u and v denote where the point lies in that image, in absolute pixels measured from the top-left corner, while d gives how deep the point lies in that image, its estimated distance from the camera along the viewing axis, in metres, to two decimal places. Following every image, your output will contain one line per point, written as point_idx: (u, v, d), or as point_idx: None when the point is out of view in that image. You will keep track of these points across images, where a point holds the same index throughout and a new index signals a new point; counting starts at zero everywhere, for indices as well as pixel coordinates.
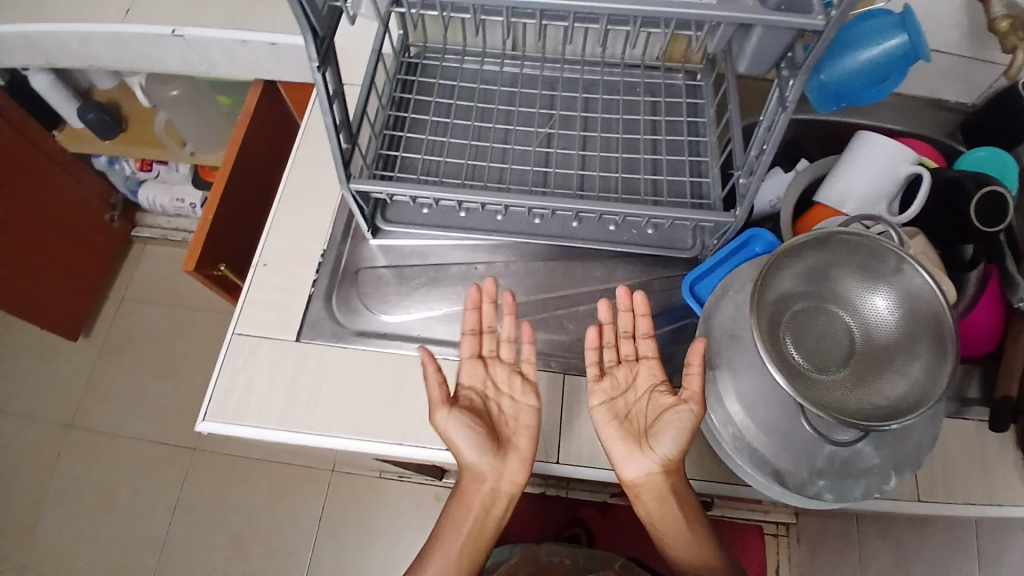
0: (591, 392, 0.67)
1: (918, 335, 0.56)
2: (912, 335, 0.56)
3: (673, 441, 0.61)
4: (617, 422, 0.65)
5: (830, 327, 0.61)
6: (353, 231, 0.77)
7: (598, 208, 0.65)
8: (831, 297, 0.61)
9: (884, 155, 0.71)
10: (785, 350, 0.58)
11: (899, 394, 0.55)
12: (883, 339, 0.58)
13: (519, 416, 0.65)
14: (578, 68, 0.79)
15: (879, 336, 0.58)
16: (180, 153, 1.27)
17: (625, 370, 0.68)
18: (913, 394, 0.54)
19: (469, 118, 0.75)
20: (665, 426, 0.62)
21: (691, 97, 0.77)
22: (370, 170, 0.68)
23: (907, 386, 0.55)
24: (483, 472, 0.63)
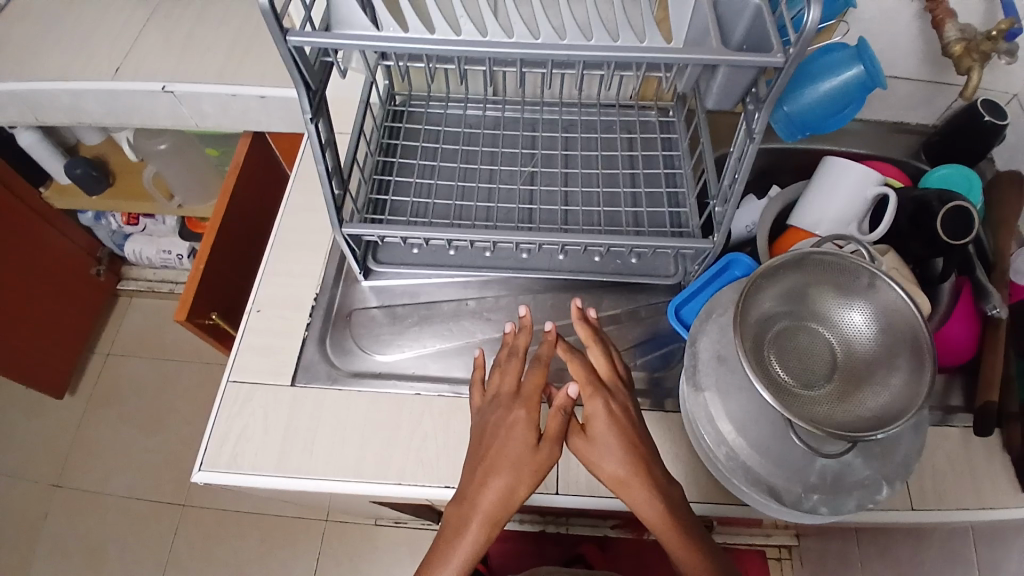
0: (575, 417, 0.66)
1: (896, 348, 0.58)
2: (891, 347, 0.59)
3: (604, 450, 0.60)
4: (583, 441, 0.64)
5: (813, 343, 0.63)
6: (345, 274, 0.78)
7: (583, 241, 0.67)
8: (812, 315, 0.63)
9: (850, 181, 0.74)
10: (773, 368, 0.60)
11: (883, 404, 0.56)
12: (864, 352, 0.60)
13: (534, 453, 0.59)
14: (556, 109, 0.83)
15: (858, 350, 0.61)
16: (168, 206, 1.28)
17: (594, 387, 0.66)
18: (896, 403, 0.55)
19: (455, 160, 0.78)
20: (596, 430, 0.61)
21: (665, 132, 0.81)
22: (361, 214, 0.70)
23: (889, 396, 0.56)
24: (487, 507, 0.57)
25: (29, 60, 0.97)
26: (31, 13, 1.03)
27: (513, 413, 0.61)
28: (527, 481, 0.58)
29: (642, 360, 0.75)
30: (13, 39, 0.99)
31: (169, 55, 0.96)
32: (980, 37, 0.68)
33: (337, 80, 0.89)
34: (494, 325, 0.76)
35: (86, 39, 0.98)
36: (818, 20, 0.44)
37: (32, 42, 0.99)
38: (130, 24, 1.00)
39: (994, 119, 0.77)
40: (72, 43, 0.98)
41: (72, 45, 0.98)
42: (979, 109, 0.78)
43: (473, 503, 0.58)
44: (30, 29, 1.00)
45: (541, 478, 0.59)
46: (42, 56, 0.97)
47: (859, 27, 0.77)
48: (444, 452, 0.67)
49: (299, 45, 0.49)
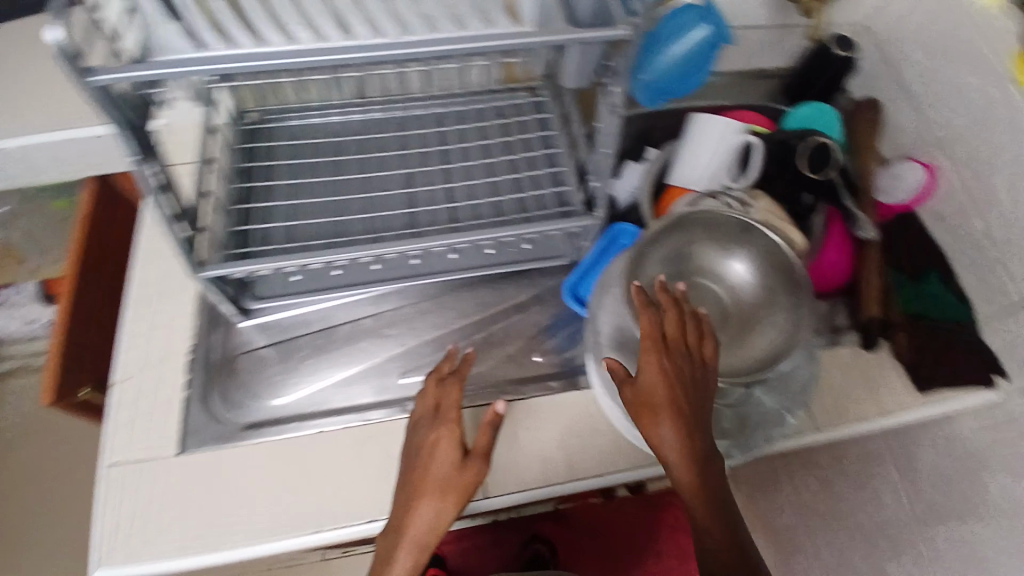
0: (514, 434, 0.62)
1: (775, 289, 0.61)
2: (771, 289, 0.61)
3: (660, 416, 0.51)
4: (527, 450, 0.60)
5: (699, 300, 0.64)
6: (217, 319, 0.72)
7: (470, 238, 0.66)
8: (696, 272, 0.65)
9: (716, 134, 0.77)
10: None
11: (770, 344, 0.59)
12: (747, 299, 0.62)
13: (459, 472, 0.57)
14: (424, 104, 0.79)
15: (742, 297, 0.62)
16: (20, 271, 1.11)
17: None
18: (781, 341, 0.58)
19: (322, 174, 0.73)
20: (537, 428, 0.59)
21: (538, 112, 0.79)
22: (225, 250, 0.65)
23: (775, 336, 0.59)
24: (416, 535, 0.55)
25: None
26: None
27: (434, 434, 0.59)
28: (453, 503, 0.56)
29: (552, 344, 0.74)
30: None
31: None
32: None
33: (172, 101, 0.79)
34: (396, 339, 0.72)
35: None
36: None
37: None
38: None
39: (844, 50, 0.81)
40: None
41: None
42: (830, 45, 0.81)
43: (401, 531, 0.55)
44: None
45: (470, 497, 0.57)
46: None
47: None
48: (364, 485, 0.63)
49: (105, 83, 0.43)
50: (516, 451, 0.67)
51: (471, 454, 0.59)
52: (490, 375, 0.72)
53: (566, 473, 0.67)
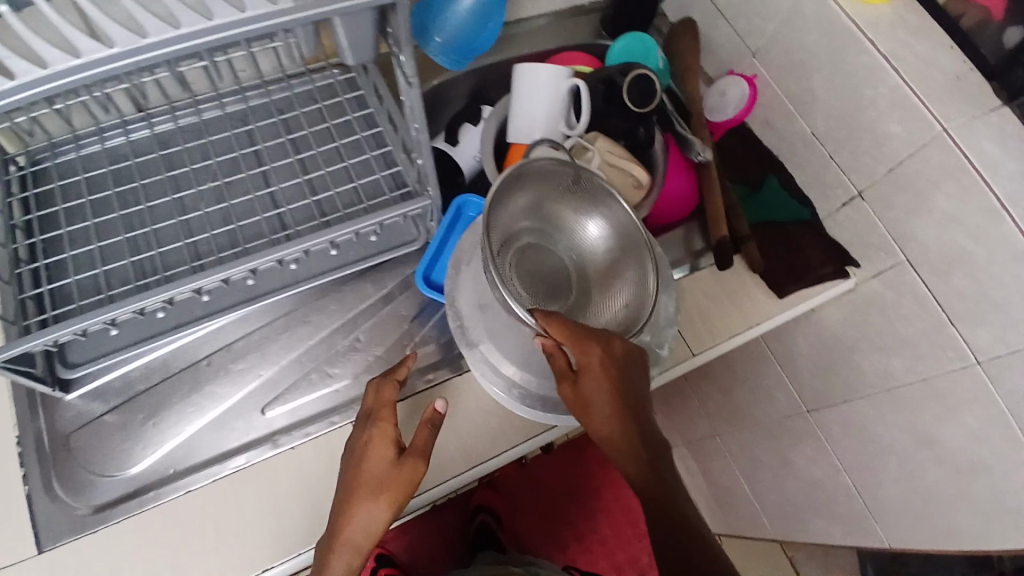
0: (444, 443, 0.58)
1: (625, 251, 0.60)
2: (620, 251, 0.61)
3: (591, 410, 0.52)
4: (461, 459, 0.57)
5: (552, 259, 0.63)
6: (42, 399, 0.62)
7: (299, 245, 0.59)
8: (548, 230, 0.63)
9: (542, 83, 0.72)
10: (529, 294, 0.59)
11: (619, 310, 0.59)
12: (595, 260, 0.62)
13: (396, 470, 0.55)
14: (217, 104, 0.70)
15: (592, 259, 0.62)
16: None
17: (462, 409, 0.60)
18: (631, 306, 0.58)
19: (114, 209, 0.64)
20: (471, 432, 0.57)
21: (350, 91, 0.72)
22: (23, 322, 0.56)
23: (624, 300, 0.59)
24: (349, 539, 0.54)
25: None
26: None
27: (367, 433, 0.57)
28: (386, 502, 0.54)
29: (423, 334, 0.71)
30: None
31: None
32: None
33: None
34: (251, 371, 0.66)
35: None
36: None
37: None
38: None
39: None
40: None
41: None
42: None
43: (333, 536, 0.54)
44: None
45: (409, 495, 0.55)
46: None
47: None
48: (251, 535, 0.59)
49: None
50: None
51: (409, 450, 0.57)
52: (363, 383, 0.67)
53: (463, 463, 0.64)
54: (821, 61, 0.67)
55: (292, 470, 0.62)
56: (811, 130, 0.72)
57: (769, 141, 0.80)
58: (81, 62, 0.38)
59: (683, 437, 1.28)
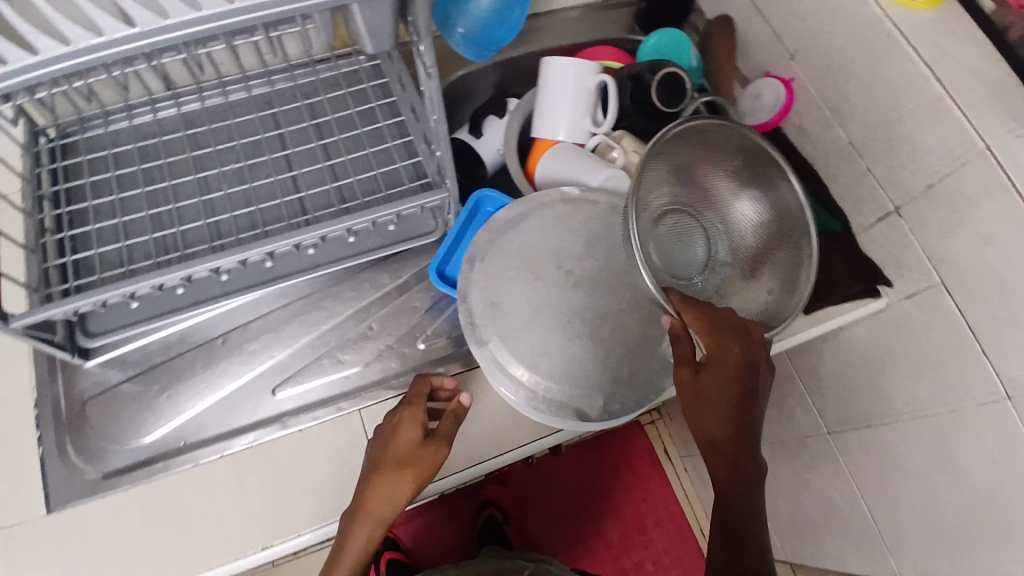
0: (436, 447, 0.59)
1: (785, 234, 0.62)
2: (777, 235, 0.62)
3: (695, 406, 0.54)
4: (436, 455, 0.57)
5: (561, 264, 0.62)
6: (63, 365, 0.64)
7: (316, 231, 0.59)
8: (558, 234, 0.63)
9: (570, 79, 0.70)
10: (648, 252, 0.57)
11: (762, 301, 0.61)
12: (751, 240, 0.63)
13: (420, 449, 0.57)
14: (243, 85, 0.70)
15: (748, 240, 0.63)
16: None
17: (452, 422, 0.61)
18: (775, 301, 0.61)
19: (140, 186, 0.65)
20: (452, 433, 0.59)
21: (375, 78, 0.72)
22: (42, 291, 0.57)
23: (771, 292, 0.61)
24: (372, 510, 0.55)
25: None
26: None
27: (397, 413, 0.59)
28: (410, 478, 0.56)
29: (435, 327, 0.70)
30: None
31: None
32: None
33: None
34: (264, 351, 0.67)
35: None
36: None
37: None
38: None
39: None
40: None
41: None
42: None
43: (356, 508, 0.55)
44: None
45: (429, 477, 0.56)
46: None
47: None
48: (255, 511, 0.59)
49: None
50: None
51: (433, 435, 0.58)
52: (372, 371, 0.67)
53: (467, 458, 0.64)
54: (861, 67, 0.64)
55: (297, 451, 0.62)
56: (847, 139, 0.69)
57: (802, 149, 0.77)
58: (102, 41, 0.38)
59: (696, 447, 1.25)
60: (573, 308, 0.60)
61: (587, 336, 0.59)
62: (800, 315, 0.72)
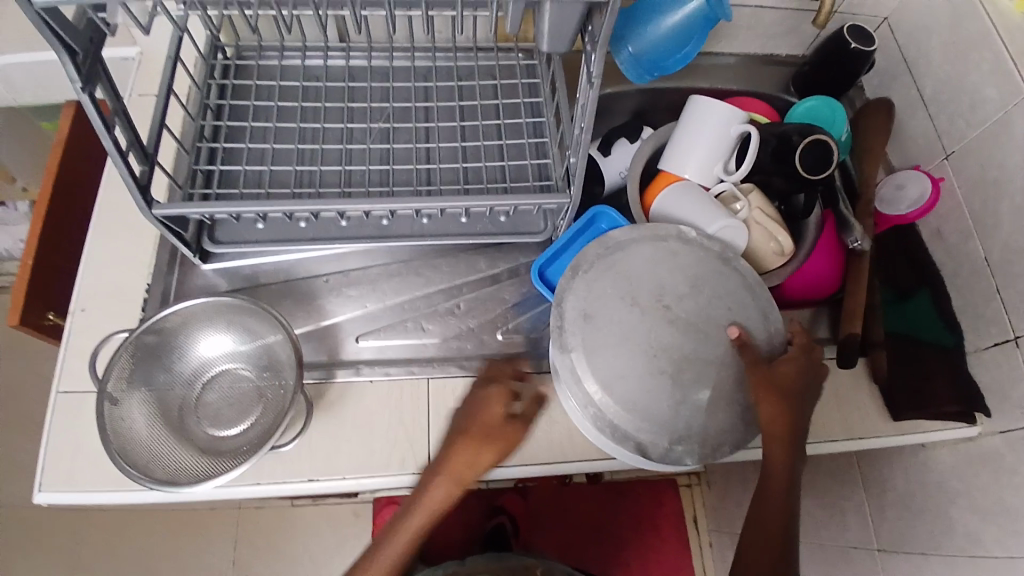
0: (766, 386, 0.58)
1: (239, 395, 0.63)
2: (242, 393, 0.63)
3: (788, 411, 0.58)
4: (756, 367, 0.59)
5: (661, 299, 0.61)
6: (181, 259, 0.70)
7: (440, 204, 0.63)
8: (664, 270, 0.63)
9: (715, 127, 0.71)
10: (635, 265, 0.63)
11: (264, 426, 0.60)
12: (250, 390, 0.63)
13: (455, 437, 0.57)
14: (408, 55, 0.75)
15: (248, 386, 0.63)
16: (14, 189, 1.19)
17: (794, 358, 0.60)
18: (266, 430, 0.59)
19: (294, 119, 0.70)
20: (791, 366, 0.60)
21: (528, 77, 0.74)
22: (187, 189, 0.63)
23: (272, 422, 0.60)
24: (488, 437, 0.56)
25: None
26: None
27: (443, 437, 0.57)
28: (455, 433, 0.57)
29: (517, 322, 0.71)
30: None
31: None
32: None
33: (113, 41, 0.74)
34: (358, 301, 0.70)
35: None
36: None
37: None
38: None
39: (860, 45, 0.76)
40: None
41: None
42: (847, 35, 0.76)
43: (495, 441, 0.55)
44: None
45: (508, 453, 0.56)
46: None
47: None
48: (311, 445, 0.63)
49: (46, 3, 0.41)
50: None
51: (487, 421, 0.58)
52: (448, 349, 0.69)
53: (514, 455, 0.64)
54: (1018, 190, 0.64)
55: (366, 398, 0.66)
56: (984, 257, 0.68)
57: (933, 251, 0.75)
58: None
59: (726, 527, 1.18)
60: (662, 345, 0.60)
61: (668, 373, 0.59)
62: (886, 419, 0.70)
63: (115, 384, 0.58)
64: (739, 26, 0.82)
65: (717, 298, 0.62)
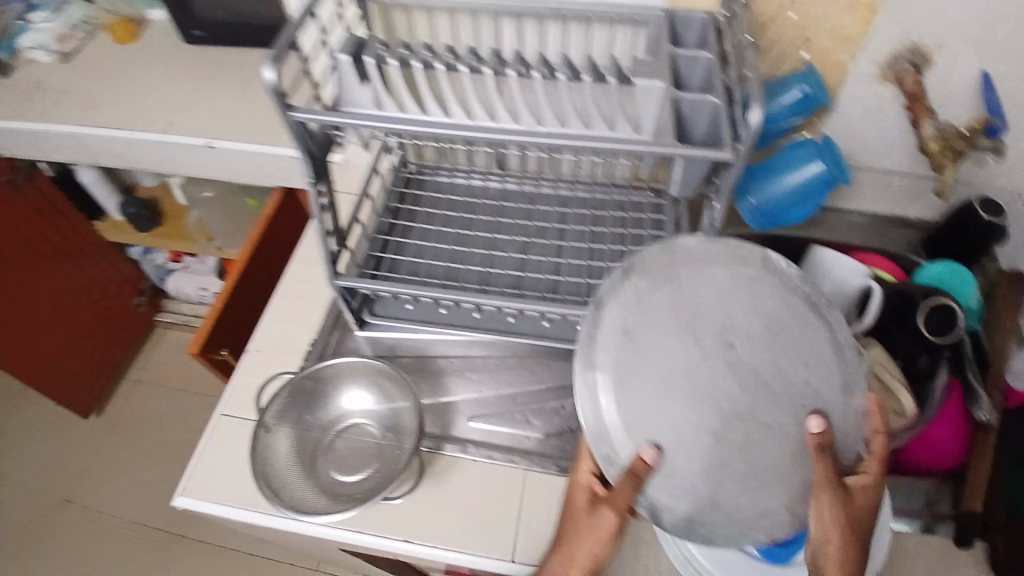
0: (836, 517, 0.49)
1: (365, 447, 0.71)
2: (367, 447, 0.71)
3: (849, 550, 0.50)
4: (837, 500, 0.49)
5: (726, 336, 0.53)
6: (340, 322, 0.82)
7: (561, 311, 0.71)
8: (737, 304, 0.54)
9: (835, 278, 0.75)
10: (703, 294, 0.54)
11: (379, 480, 0.67)
12: (374, 445, 0.71)
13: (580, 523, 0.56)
14: (554, 185, 0.88)
15: (374, 442, 0.72)
16: (208, 247, 1.39)
17: (866, 484, 0.51)
18: (380, 482, 0.66)
19: (453, 226, 0.84)
20: (864, 492, 0.51)
21: (655, 214, 0.84)
22: (360, 268, 0.77)
23: (386, 477, 0.67)
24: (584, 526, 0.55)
25: (87, 104, 1.06)
26: (95, 57, 1.14)
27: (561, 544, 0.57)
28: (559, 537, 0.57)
29: None
30: (75, 86, 1.09)
31: (218, 113, 1.02)
32: (953, 136, 0.70)
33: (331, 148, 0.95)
34: (475, 385, 0.78)
35: (148, 87, 1.07)
36: (761, 118, 0.47)
37: (95, 86, 1.08)
38: (191, 81, 1.07)
39: (992, 216, 0.78)
40: (124, 94, 1.06)
41: (134, 93, 1.06)
42: (976, 207, 0.79)
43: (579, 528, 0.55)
44: (91, 80, 1.09)
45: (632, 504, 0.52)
46: (96, 101, 1.06)
47: (845, 126, 0.80)
48: (412, 509, 0.70)
49: (301, 119, 0.56)
50: (557, 523, 0.68)
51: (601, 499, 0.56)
52: (548, 446, 0.74)
53: None
54: None
55: (468, 477, 0.72)
56: None
57: None
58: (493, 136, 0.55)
59: None
60: None
61: None
62: None
63: (273, 414, 0.70)
64: (864, 188, 0.88)
65: (793, 354, 0.53)
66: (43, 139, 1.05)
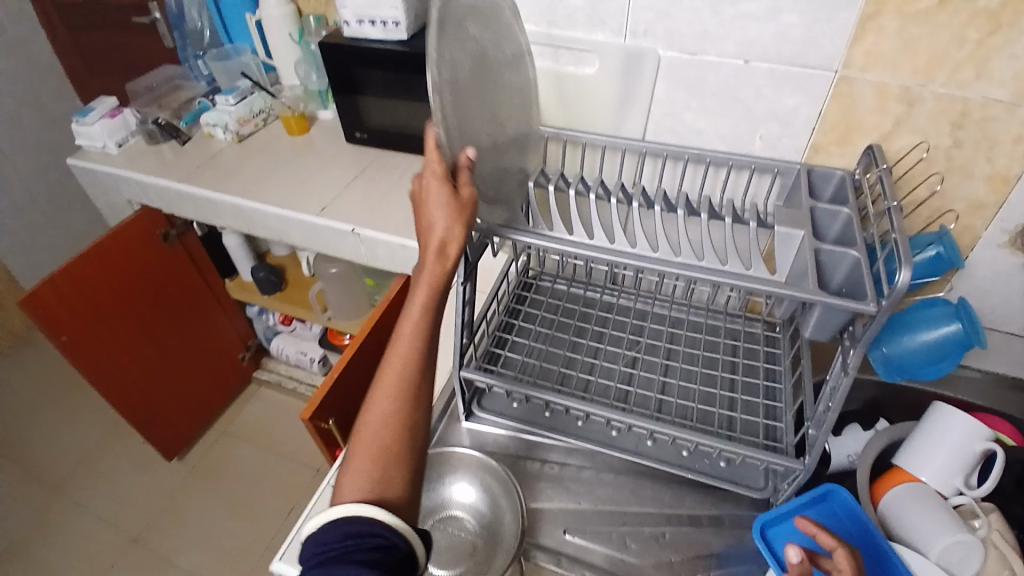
0: None
1: (462, 543, 0.73)
2: (464, 542, 0.72)
3: None
4: None
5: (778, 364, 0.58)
6: (450, 410, 0.87)
7: (671, 432, 0.71)
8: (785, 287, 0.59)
9: (956, 437, 0.71)
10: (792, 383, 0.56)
11: None
12: (471, 542, 0.72)
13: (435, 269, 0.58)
14: (666, 305, 0.91)
15: (471, 539, 0.73)
16: (321, 317, 1.51)
17: None
18: None
19: (567, 332, 0.88)
20: None
21: (769, 346, 0.84)
22: (478, 361, 0.81)
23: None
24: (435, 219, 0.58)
25: (255, 182, 1.22)
26: (265, 145, 1.33)
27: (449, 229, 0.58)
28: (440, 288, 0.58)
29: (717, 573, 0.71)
30: (247, 167, 1.27)
31: (365, 204, 1.15)
32: None
33: None
34: (573, 494, 0.79)
35: (306, 176, 1.23)
36: (908, 281, 0.50)
37: (264, 170, 1.26)
38: (344, 174, 1.23)
39: None
40: (286, 180, 1.22)
41: (297, 179, 1.22)
42: None
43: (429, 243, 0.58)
44: (261, 165, 1.27)
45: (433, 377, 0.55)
46: (262, 181, 1.22)
47: (971, 283, 0.82)
48: None
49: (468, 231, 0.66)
50: None
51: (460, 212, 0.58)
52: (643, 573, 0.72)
53: None
54: None
55: None
56: None
57: None
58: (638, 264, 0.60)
59: None
60: None
61: None
62: None
63: None
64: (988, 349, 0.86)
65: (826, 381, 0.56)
66: (215, 208, 1.22)
